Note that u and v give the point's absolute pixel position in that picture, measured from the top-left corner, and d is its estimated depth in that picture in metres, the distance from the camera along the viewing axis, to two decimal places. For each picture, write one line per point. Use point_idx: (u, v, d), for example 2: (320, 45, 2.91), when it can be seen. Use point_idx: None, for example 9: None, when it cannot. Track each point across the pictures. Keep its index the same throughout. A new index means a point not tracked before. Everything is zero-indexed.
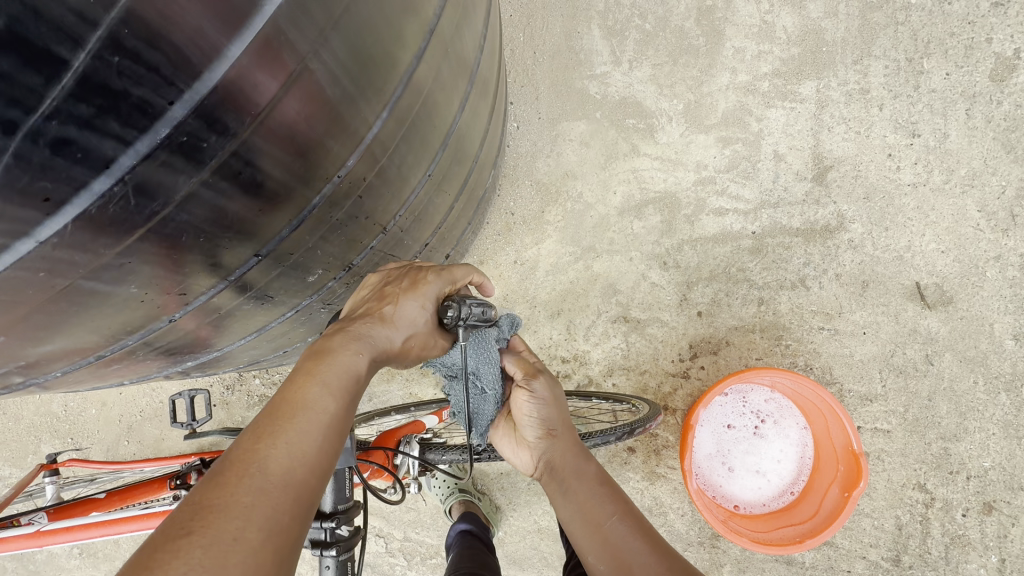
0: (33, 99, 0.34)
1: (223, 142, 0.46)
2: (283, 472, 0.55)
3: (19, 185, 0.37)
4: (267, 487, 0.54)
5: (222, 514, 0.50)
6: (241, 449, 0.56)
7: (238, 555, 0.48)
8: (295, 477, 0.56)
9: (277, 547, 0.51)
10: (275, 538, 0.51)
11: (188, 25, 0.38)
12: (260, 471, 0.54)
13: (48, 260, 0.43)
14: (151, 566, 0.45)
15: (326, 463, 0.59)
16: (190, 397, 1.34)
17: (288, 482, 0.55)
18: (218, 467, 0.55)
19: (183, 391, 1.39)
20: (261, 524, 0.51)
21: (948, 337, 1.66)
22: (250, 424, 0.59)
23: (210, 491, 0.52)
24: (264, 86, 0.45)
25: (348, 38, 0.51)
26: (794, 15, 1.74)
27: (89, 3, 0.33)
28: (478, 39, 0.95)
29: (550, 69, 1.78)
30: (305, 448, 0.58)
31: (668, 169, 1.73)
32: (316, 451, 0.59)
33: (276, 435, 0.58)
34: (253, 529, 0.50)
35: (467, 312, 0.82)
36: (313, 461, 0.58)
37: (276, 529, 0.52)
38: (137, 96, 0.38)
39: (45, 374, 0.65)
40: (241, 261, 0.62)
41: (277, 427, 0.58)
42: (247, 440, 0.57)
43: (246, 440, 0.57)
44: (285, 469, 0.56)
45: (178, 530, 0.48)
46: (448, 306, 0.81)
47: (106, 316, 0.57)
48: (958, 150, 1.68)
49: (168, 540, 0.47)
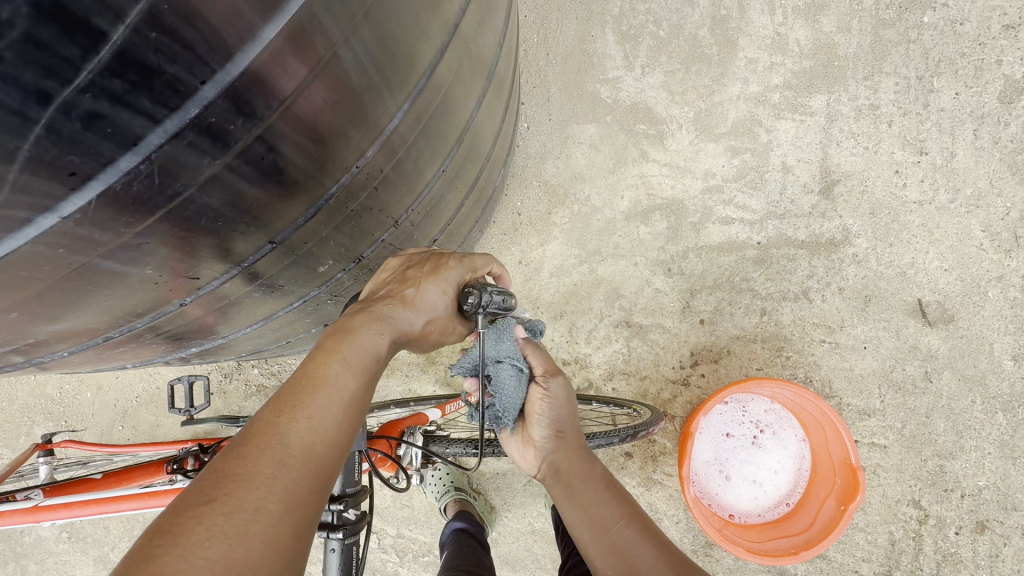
0: (69, 71, 0.33)
1: (249, 126, 0.45)
2: (304, 446, 0.55)
3: (47, 158, 0.36)
4: (289, 460, 0.53)
5: (246, 481, 0.50)
6: (263, 420, 0.56)
7: (259, 523, 0.48)
8: (315, 452, 0.55)
9: (297, 521, 0.51)
10: (295, 509, 0.51)
11: (226, 6, 0.37)
12: (281, 444, 0.54)
13: (69, 236, 0.43)
14: (174, 531, 0.45)
15: (346, 440, 0.59)
16: (188, 383, 1.33)
17: (309, 457, 0.55)
18: (240, 437, 0.55)
19: (181, 377, 1.38)
20: (282, 496, 0.51)
21: (947, 355, 1.67)
22: (272, 397, 0.59)
23: (231, 460, 0.51)
24: (293, 71, 0.45)
25: (377, 28, 0.50)
26: (807, 29, 1.75)
27: None
28: (498, 37, 0.95)
29: (562, 70, 1.78)
30: (325, 424, 0.57)
31: (676, 176, 1.74)
32: (336, 428, 0.58)
33: (298, 408, 0.57)
34: (274, 501, 0.50)
35: (498, 303, 0.81)
36: (334, 437, 0.58)
37: (296, 502, 0.51)
38: (170, 74, 0.37)
39: (51, 354, 0.64)
40: (256, 248, 0.62)
41: (298, 401, 0.58)
42: (269, 412, 0.57)
43: (268, 412, 0.57)
44: (306, 443, 0.55)
45: (201, 496, 0.48)
46: (482, 293, 0.79)
47: (118, 297, 0.56)
48: (964, 169, 1.69)
49: (191, 507, 0.47)
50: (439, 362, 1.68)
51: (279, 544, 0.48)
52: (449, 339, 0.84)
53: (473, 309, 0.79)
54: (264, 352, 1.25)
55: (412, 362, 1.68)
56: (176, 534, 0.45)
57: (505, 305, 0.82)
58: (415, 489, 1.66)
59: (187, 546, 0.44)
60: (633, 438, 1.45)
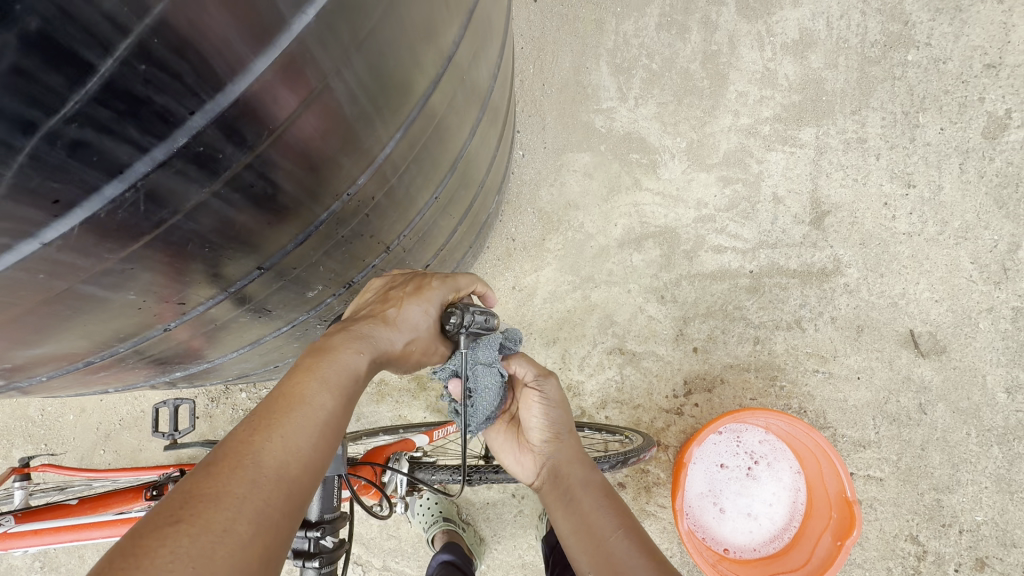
0: (54, 100, 0.33)
1: (238, 153, 0.45)
2: (277, 467, 0.53)
3: (31, 185, 0.36)
4: (261, 482, 0.51)
5: (214, 502, 0.48)
6: (236, 440, 0.54)
7: (226, 547, 0.46)
8: (289, 475, 0.54)
9: (265, 545, 0.49)
10: (263, 534, 0.49)
11: (218, 39, 0.37)
12: (254, 464, 0.52)
13: (51, 262, 0.42)
14: (136, 553, 0.43)
15: (321, 462, 0.57)
16: (173, 406, 1.31)
17: (281, 478, 0.53)
18: (213, 457, 0.53)
19: (166, 400, 1.36)
20: (251, 519, 0.49)
21: (941, 387, 1.66)
22: (246, 417, 0.57)
23: (201, 481, 0.50)
24: (284, 101, 0.45)
25: (371, 60, 0.51)
26: (795, 65, 1.81)
27: (122, 11, 0.32)
28: (493, 67, 0.97)
29: (558, 101, 1.82)
30: (300, 445, 0.56)
31: (669, 205, 1.76)
32: (311, 449, 0.57)
33: (273, 427, 0.56)
34: (242, 523, 0.48)
35: (480, 321, 0.81)
36: (308, 458, 0.56)
37: (265, 526, 0.50)
38: (159, 104, 0.37)
39: (30, 378, 0.63)
40: (243, 273, 0.62)
41: (273, 421, 0.56)
42: (243, 431, 0.55)
43: (242, 431, 0.55)
44: (279, 465, 0.53)
45: (167, 518, 0.46)
46: (463, 312, 0.79)
47: (100, 321, 0.55)
48: (952, 203, 1.73)
49: (156, 528, 0.45)
50: (430, 387, 1.66)
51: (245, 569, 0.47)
52: (433, 359, 0.84)
53: (455, 327, 0.79)
54: (250, 376, 1.23)
55: (402, 388, 1.66)
56: (137, 557, 0.42)
57: (488, 322, 0.82)
58: (402, 519, 1.61)
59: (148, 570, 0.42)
60: (624, 465, 1.43)
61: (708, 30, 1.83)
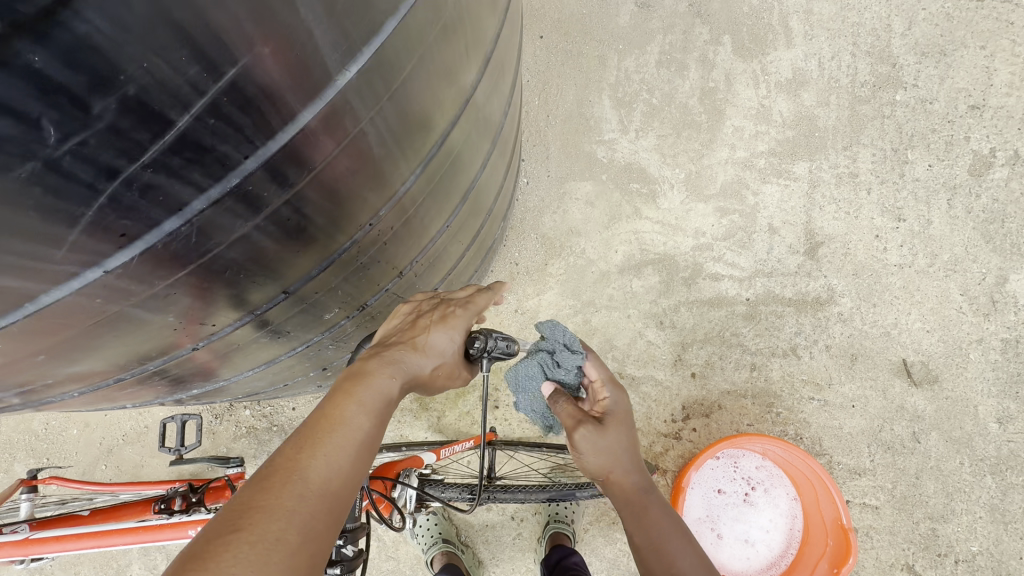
0: (138, 151, 0.37)
1: (280, 191, 0.50)
2: (322, 482, 0.56)
3: (104, 222, 0.40)
4: (307, 496, 0.54)
5: (268, 512, 0.51)
6: (283, 457, 0.57)
7: (280, 554, 0.49)
8: (331, 490, 0.57)
9: (312, 555, 0.51)
10: (310, 544, 0.52)
11: (277, 96, 0.41)
12: (301, 479, 0.55)
13: (108, 287, 0.46)
14: (202, 557, 0.45)
15: (358, 479, 0.60)
16: (180, 422, 1.33)
17: (325, 493, 0.56)
18: (261, 473, 0.56)
19: (173, 416, 1.38)
20: (300, 529, 0.52)
21: (934, 416, 1.69)
22: (290, 436, 0.61)
23: (254, 494, 0.53)
24: (324, 145, 0.50)
25: (400, 107, 0.56)
26: (788, 102, 1.90)
27: (203, 77, 0.36)
28: (504, 104, 1.03)
29: (562, 131, 1.89)
30: (341, 462, 0.59)
31: (668, 233, 1.81)
32: (350, 466, 0.60)
33: (316, 446, 0.59)
34: (293, 532, 0.51)
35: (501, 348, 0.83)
36: (348, 475, 0.59)
37: (312, 536, 0.52)
38: (220, 151, 0.41)
39: (63, 393, 0.67)
40: (270, 297, 0.66)
41: (316, 439, 0.60)
42: (288, 449, 0.58)
43: (288, 449, 0.58)
44: (323, 480, 0.57)
45: (227, 527, 0.49)
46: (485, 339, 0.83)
47: (137, 340, 0.59)
48: (941, 236, 1.79)
49: (217, 536, 0.48)
50: (433, 408, 1.69)
51: None
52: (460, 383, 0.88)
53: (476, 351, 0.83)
54: (259, 394, 1.26)
55: (404, 408, 1.68)
56: (204, 561, 0.45)
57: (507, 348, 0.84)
58: (401, 540, 1.61)
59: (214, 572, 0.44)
60: None
61: (705, 68, 1.93)
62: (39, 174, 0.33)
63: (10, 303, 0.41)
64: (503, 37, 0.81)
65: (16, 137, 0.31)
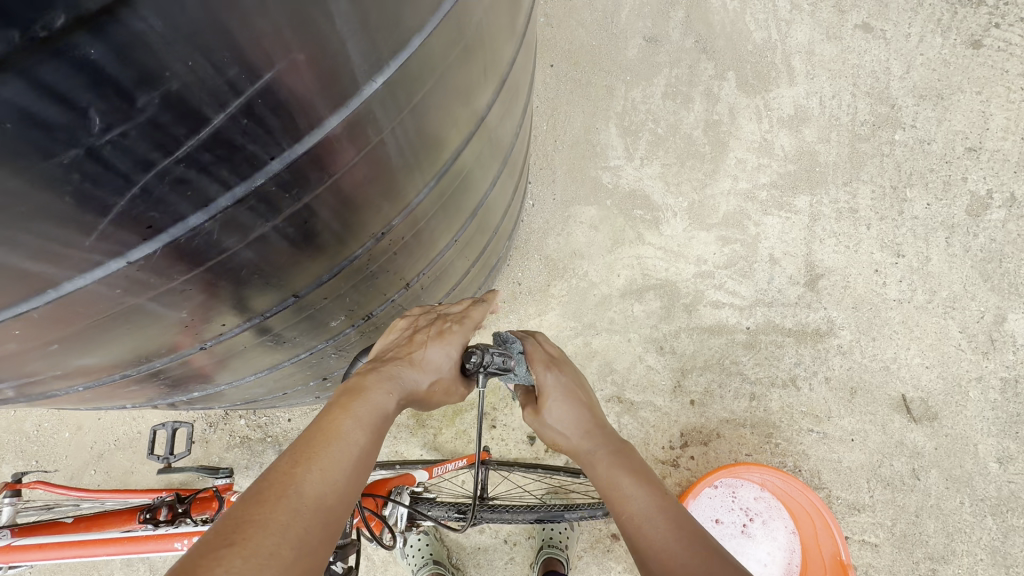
0: (174, 146, 0.37)
1: (301, 193, 0.52)
2: (316, 498, 0.56)
3: (134, 213, 0.41)
4: (302, 511, 0.54)
5: (262, 526, 0.51)
6: (279, 471, 0.57)
7: (273, 569, 0.48)
8: (325, 505, 0.57)
9: (305, 571, 0.51)
10: (303, 558, 0.51)
11: (308, 102, 0.43)
12: (296, 494, 0.55)
13: (127, 278, 0.47)
14: (196, 570, 0.45)
15: (353, 495, 0.60)
16: (173, 429, 1.31)
17: (320, 508, 0.56)
18: (256, 487, 0.55)
19: (166, 422, 1.36)
20: (294, 544, 0.51)
21: (933, 453, 1.68)
22: (286, 450, 0.60)
23: (250, 507, 0.52)
24: (345, 151, 0.52)
25: (419, 120, 0.58)
26: (790, 138, 1.96)
27: (242, 78, 0.37)
28: (515, 126, 1.06)
29: (568, 156, 1.93)
30: (336, 477, 0.59)
31: (671, 259, 1.83)
32: (345, 482, 0.60)
33: (311, 460, 0.59)
34: (286, 548, 0.51)
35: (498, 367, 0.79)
36: (343, 490, 0.59)
37: (305, 552, 0.52)
38: (249, 151, 0.43)
39: (68, 387, 0.67)
40: (280, 299, 0.67)
41: (312, 454, 0.60)
42: (284, 463, 0.58)
43: (283, 464, 0.58)
44: (317, 496, 0.56)
45: (222, 539, 0.48)
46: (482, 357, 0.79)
47: (148, 335, 0.59)
48: (939, 273, 1.81)
49: (212, 549, 0.47)
50: (429, 425, 1.68)
51: None
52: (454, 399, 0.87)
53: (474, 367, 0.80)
54: (256, 403, 1.26)
55: (400, 424, 1.67)
56: (198, 574, 0.45)
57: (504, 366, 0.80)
58: (390, 560, 1.58)
59: None
60: None
61: (710, 101, 1.99)
62: (80, 162, 0.34)
63: (34, 289, 0.42)
64: (518, 61, 0.85)
65: (64, 125, 0.32)
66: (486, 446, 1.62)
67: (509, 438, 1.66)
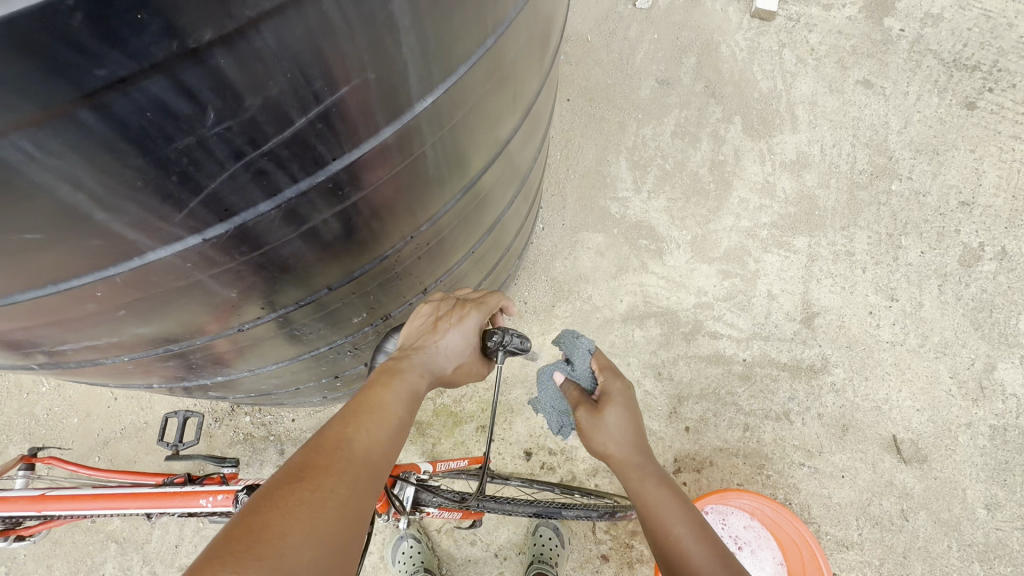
0: (263, 142, 0.45)
1: (352, 192, 0.59)
2: (365, 451, 0.65)
3: (218, 196, 0.47)
4: (354, 460, 0.63)
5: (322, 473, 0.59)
6: (332, 429, 0.66)
7: (333, 501, 0.57)
8: (373, 458, 0.65)
9: (359, 507, 0.59)
10: (358, 496, 0.60)
11: (371, 113, 0.51)
12: (349, 446, 0.64)
13: (199, 254, 0.53)
14: (272, 499, 0.54)
15: (394, 454, 0.69)
16: (184, 417, 1.36)
17: (368, 460, 0.64)
18: (315, 441, 0.65)
19: (177, 411, 1.41)
20: (349, 484, 0.60)
21: (922, 495, 1.70)
22: (337, 414, 0.70)
23: (311, 455, 0.61)
24: (393, 159, 0.59)
25: (456, 137, 0.66)
26: (791, 181, 2.06)
27: (325, 90, 0.45)
28: (534, 152, 1.15)
29: (579, 185, 2.03)
30: (380, 437, 0.68)
31: (672, 289, 1.90)
32: (388, 442, 0.69)
33: (359, 423, 0.68)
34: (343, 486, 0.59)
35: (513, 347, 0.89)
36: (386, 448, 0.68)
37: (359, 491, 0.60)
38: (318, 150, 0.50)
39: (116, 356, 0.73)
40: (316, 289, 0.74)
41: (359, 417, 0.69)
42: (337, 423, 0.67)
43: (335, 424, 0.67)
44: (365, 450, 0.65)
45: (292, 476, 0.57)
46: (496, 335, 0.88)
47: (197, 311, 0.66)
48: (932, 319, 1.87)
49: (284, 483, 0.56)
50: (429, 434, 1.72)
51: (347, 519, 0.56)
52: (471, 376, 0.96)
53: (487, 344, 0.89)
54: (266, 397, 1.31)
55: None
56: (274, 502, 0.54)
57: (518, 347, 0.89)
58: (380, 567, 1.59)
59: (284, 507, 0.53)
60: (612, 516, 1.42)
61: (716, 143, 2.10)
62: (191, 148, 0.41)
63: (124, 256, 0.48)
64: (541, 96, 0.94)
65: (188, 117, 0.39)
66: (486, 453, 1.68)
67: (506, 453, 1.72)
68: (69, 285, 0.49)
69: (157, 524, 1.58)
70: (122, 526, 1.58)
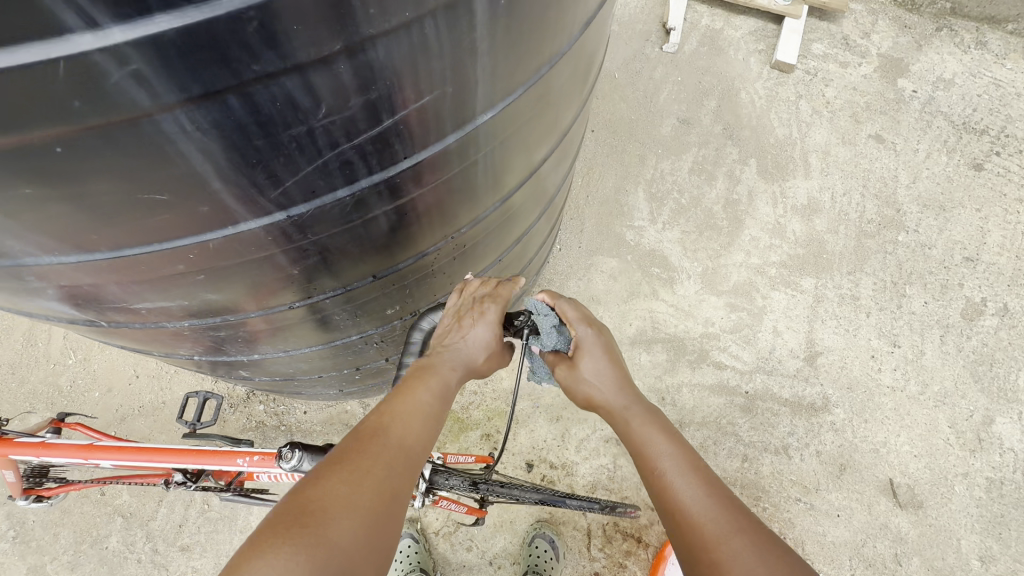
0: (355, 136, 0.53)
1: (413, 188, 0.67)
2: (399, 440, 0.74)
3: (309, 179, 0.55)
4: (388, 448, 0.72)
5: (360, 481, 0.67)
6: (372, 420, 0.76)
7: (371, 481, 0.67)
8: (406, 447, 0.75)
9: (392, 488, 0.68)
10: (392, 479, 0.69)
11: (443, 121, 0.59)
12: (385, 436, 0.74)
13: (280, 230, 0.60)
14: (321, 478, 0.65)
15: (425, 444, 0.78)
16: (205, 397, 1.41)
17: (402, 448, 0.74)
18: (359, 429, 0.75)
19: (199, 391, 1.46)
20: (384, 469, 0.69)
21: (917, 541, 1.72)
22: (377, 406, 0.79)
23: (354, 442, 0.72)
24: (451, 162, 0.67)
25: (503, 151, 0.75)
26: (801, 225, 2.14)
27: (412, 97, 0.53)
28: (562, 176, 1.25)
29: (597, 211, 2.12)
30: (413, 428, 0.77)
31: (680, 317, 1.97)
32: (419, 432, 0.78)
33: (394, 414, 0.78)
34: (380, 470, 0.69)
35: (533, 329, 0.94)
36: (419, 439, 0.77)
37: (393, 475, 0.70)
38: (395, 149, 0.58)
39: (178, 321, 0.80)
40: (363, 276, 0.83)
41: (394, 409, 0.78)
42: (375, 415, 0.77)
43: (374, 415, 0.77)
44: (399, 439, 0.75)
45: (336, 460, 0.68)
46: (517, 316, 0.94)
47: (261, 284, 0.73)
48: (933, 368, 1.92)
49: (330, 465, 0.67)
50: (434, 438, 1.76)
51: (382, 499, 0.66)
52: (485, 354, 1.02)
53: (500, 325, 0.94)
54: (278, 384, 1.36)
55: None
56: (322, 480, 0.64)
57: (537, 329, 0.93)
58: None
59: (329, 485, 0.63)
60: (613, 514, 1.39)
61: (731, 182, 2.20)
62: (301, 136, 0.49)
63: (221, 224, 0.55)
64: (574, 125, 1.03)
65: (306, 109, 0.47)
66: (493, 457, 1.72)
67: (507, 464, 1.77)
68: (170, 246, 0.56)
69: (164, 502, 1.62)
70: (129, 501, 1.62)
